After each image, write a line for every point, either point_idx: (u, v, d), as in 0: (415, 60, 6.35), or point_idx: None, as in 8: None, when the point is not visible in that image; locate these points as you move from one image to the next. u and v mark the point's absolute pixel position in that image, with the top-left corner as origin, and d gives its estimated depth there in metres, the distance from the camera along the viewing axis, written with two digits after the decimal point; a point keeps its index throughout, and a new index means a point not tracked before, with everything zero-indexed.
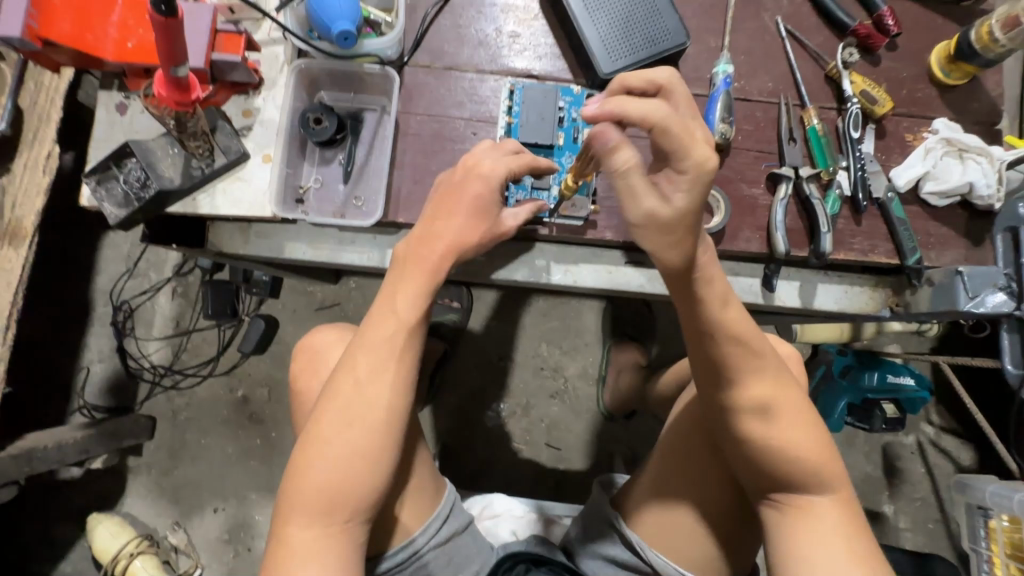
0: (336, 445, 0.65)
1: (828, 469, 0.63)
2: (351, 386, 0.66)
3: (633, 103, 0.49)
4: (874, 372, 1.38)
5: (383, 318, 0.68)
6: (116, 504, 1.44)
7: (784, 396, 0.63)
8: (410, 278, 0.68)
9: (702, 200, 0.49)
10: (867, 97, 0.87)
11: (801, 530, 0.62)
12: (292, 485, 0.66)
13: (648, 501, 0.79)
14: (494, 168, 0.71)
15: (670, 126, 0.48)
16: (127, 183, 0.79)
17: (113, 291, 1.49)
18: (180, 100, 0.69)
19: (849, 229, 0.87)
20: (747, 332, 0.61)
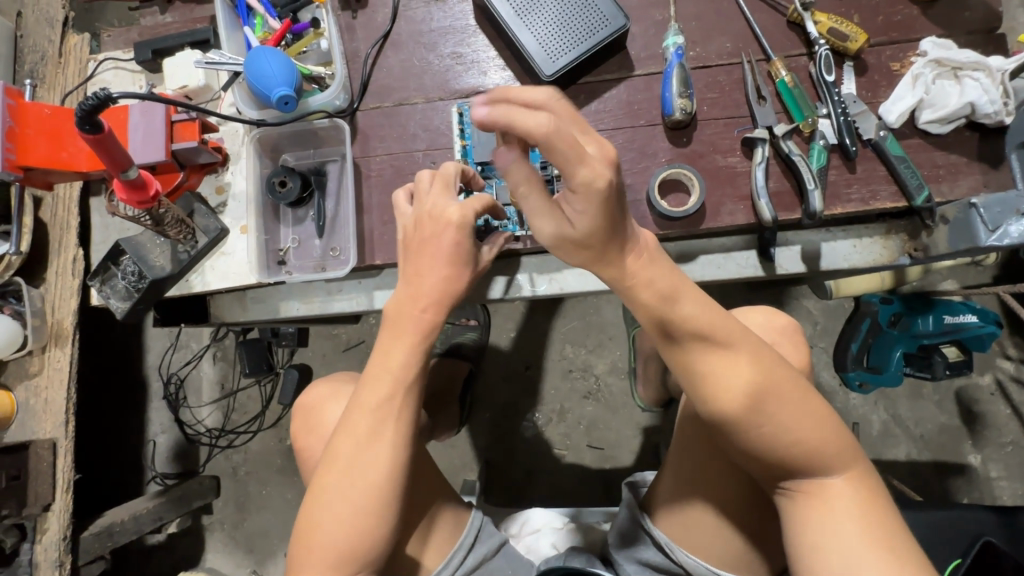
0: (347, 499, 0.65)
1: (833, 445, 0.60)
2: (356, 441, 0.66)
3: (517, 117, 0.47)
4: (927, 316, 1.26)
5: (379, 376, 0.67)
6: (199, 560, 1.55)
7: (775, 377, 0.59)
8: (398, 339, 0.67)
9: (602, 212, 0.51)
10: (837, 34, 0.80)
11: (810, 515, 0.60)
12: (306, 547, 0.66)
13: (670, 499, 0.78)
14: (463, 214, 0.67)
15: (555, 142, 0.47)
16: (125, 278, 0.85)
17: (162, 366, 1.60)
18: (142, 198, 0.74)
19: (843, 179, 0.80)
20: (716, 317, 0.58)
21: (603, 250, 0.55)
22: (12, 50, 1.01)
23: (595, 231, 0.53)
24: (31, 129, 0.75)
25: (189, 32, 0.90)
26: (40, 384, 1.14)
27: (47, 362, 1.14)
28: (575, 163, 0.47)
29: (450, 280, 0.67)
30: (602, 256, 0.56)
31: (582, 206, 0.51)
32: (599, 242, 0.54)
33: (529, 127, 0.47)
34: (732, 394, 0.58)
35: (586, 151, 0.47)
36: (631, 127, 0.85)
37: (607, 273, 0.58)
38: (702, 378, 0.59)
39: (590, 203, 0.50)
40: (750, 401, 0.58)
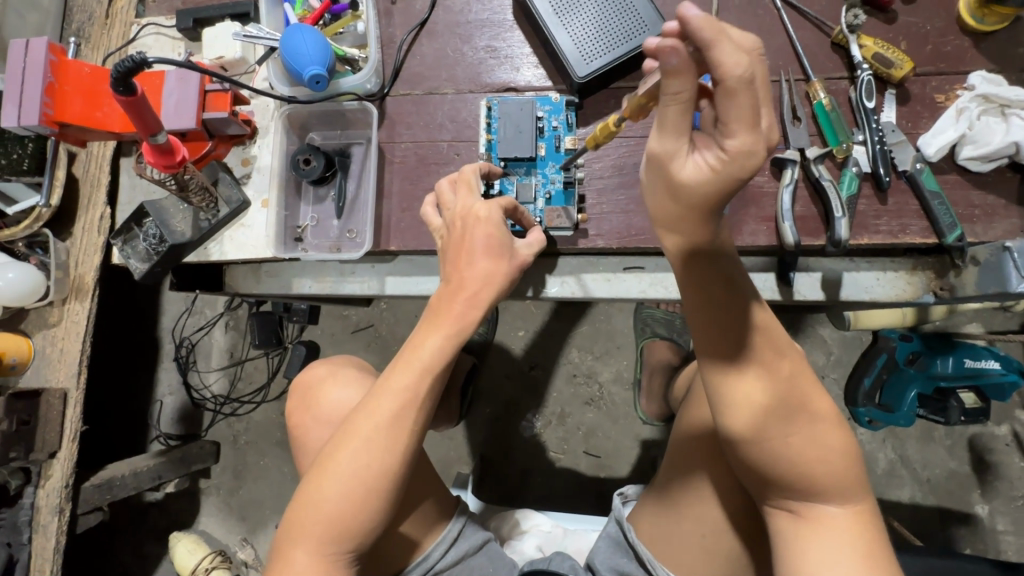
0: (342, 481, 0.65)
1: (843, 478, 0.59)
2: (362, 423, 0.66)
3: (727, 54, 0.44)
4: (948, 358, 1.24)
5: (407, 361, 0.67)
6: (193, 522, 1.58)
7: (798, 393, 0.60)
8: (433, 325, 0.68)
9: (727, 185, 0.50)
10: (881, 61, 0.77)
11: (803, 545, 0.59)
12: (294, 522, 0.67)
13: (659, 509, 0.78)
14: (489, 209, 0.70)
15: (743, 95, 0.45)
16: (146, 240, 0.87)
17: (176, 329, 1.64)
18: (168, 163, 0.75)
19: (873, 210, 0.78)
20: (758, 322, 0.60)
21: (688, 215, 0.55)
22: (62, 8, 1.04)
23: (706, 197, 0.51)
24: (70, 87, 0.77)
25: (231, 3, 0.92)
26: (58, 334, 1.17)
27: (66, 314, 1.17)
28: (744, 122, 0.46)
29: (489, 284, 0.68)
30: (678, 220, 0.56)
31: (715, 168, 0.49)
32: (695, 210, 0.54)
33: (721, 63, 0.44)
34: (746, 397, 0.59)
35: (761, 119, 0.46)
36: None
37: (670, 243, 0.59)
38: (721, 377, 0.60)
39: (726, 167, 0.49)
40: (767, 410, 0.59)
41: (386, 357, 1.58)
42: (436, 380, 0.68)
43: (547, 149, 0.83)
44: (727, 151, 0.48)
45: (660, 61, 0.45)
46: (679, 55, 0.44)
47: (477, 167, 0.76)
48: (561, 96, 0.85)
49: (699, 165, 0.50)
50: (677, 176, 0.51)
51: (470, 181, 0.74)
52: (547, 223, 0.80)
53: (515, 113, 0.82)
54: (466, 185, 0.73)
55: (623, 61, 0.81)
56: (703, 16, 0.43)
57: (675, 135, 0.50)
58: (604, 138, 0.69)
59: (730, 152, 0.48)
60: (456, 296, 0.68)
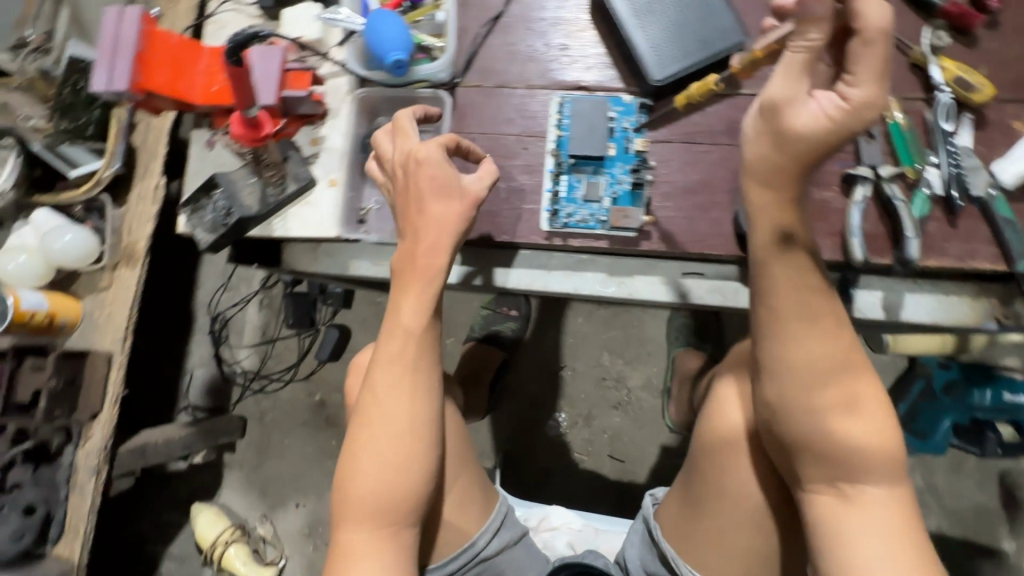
0: (381, 442, 0.67)
1: (889, 461, 0.62)
2: (380, 381, 0.69)
3: (868, 12, 0.53)
4: (986, 390, 1.19)
5: (391, 333, 0.70)
6: (214, 494, 1.60)
7: (851, 381, 0.63)
8: (409, 286, 0.69)
9: (836, 135, 0.57)
10: (962, 84, 0.77)
11: (845, 524, 0.63)
12: (342, 493, 0.69)
13: (695, 495, 0.82)
14: (428, 150, 0.69)
15: (874, 49, 0.53)
16: (214, 212, 0.88)
17: (211, 303, 1.66)
18: (253, 137, 0.84)
19: (941, 233, 0.77)
20: (818, 311, 0.63)
21: (785, 165, 0.61)
22: None
23: (812, 144, 0.58)
24: (157, 55, 0.78)
25: None
26: (107, 299, 1.19)
27: (118, 280, 1.18)
28: (868, 75, 0.54)
29: (454, 228, 0.68)
30: (775, 171, 0.62)
31: (828, 117, 0.56)
32: (794, 161, 0.60)
33: (862, 16, 0.53)
34: (799, 367, 0.63)
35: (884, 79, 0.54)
36: (727, 145, 0.84)
37: (756, 196, 0.65)
38: (778, 345, 0.64)
39: (840, 115, 0.56)
40: (820, 378, 0.62)
41: None
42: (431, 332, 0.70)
43: (617, 150, 0.84)
44: (849, 100, 0.55)
45: (801, 8, 0.53)
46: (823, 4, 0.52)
47: (411, 111, 0.74)
48: (633, 97, 0.86)
49: (814, 113, 0.57)
50: (790, 123, 0.58)
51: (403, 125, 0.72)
52: (613, 222, 0.82)
53: (595, 110, 0.83)
54: (401, 130, 0.72)
55: (724, 60, 0.83)
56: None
57: (796, 81, 0.57)
58: (699, 96, 0.81)
59: (848, 104, 0.55)
60: (420, 241, 0.68)
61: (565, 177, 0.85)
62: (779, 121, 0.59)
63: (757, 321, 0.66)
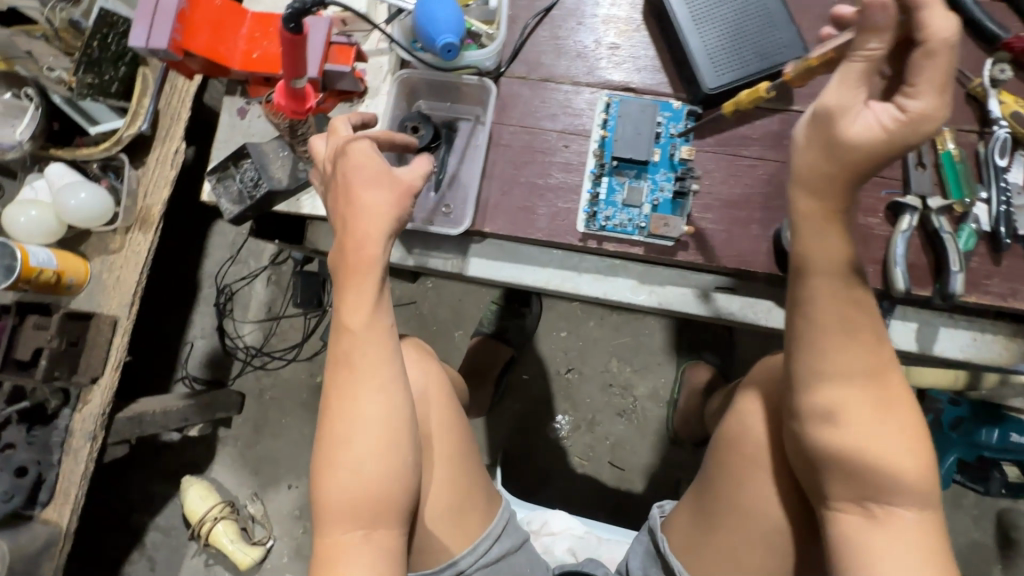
0: (363, 442, 0.64)
1: (921, 481, 0.61)
2: (353, 375, 0.65)
3: (937, 20, 0.50)
4: (995, 429, 1.21)
5: (350, 331, 0.65)
6: (205, 469, 1.57)
7: (887, 395, 0.62)
8: (353, 285, 0.65)
9: (895, 146, 0.54)
10: (1019, 120, 0.76)
11: (870, 544, 0.61)
12: (320, 496, 0.64)
13: (707, 512, 0.80)
14: (358, 144, 0.67)
15: (941, 58, 0.51)
16: (242, 182, 0.86)
17: (218, 275, 1.62)
18: (296, 109, 0.74)
19: (984, 269, 0.76)
20: (861, 324, 0.61)
21: (836, 177, 0.58)
22: None
23: (868, 156, 0.55)
24: (200, 17, 0.76)
25: None
26: (116, 262, 1.16)
27: (127, 244, 1.15)
28: (932, 85, 0.51)
29: (392, 222, 0.65)
30: (827, 184, 0.58)
31: (888, 127, 0.53)
32: (845, 172, 0.57)
33: (930, 24, 0.50)
34: (832, 376, 0.62)
35: (947, 88, 0.52)
36: (773, 161, 0.82)
37: (805, 205, 0.60)
38: (810, 352, 0.63)
39: (900, 127, 0.53)
40: (848, 388, 0.62)
41: (422, 336, 1.55)
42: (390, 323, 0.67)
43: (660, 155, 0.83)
44: (908, 112, 0.53)
45: (864, 16, 0.51)
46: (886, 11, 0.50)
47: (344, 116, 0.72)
48: (682, 104, 0.84)
49: (869, 124, 0.54)
50: (845, 131, 0.55)
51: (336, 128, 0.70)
52: (652, 229, 0.80)
53: (638, 113, 0.82)
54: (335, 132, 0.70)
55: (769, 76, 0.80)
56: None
57: (854, 90, 0.54)
58: (748, 103, 0.77)
59: (908, 115, 0.53)
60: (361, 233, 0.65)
61: (607, 179, 0.83)
62: (832, 130, 0.56)
63: (792, 329, 0.64)
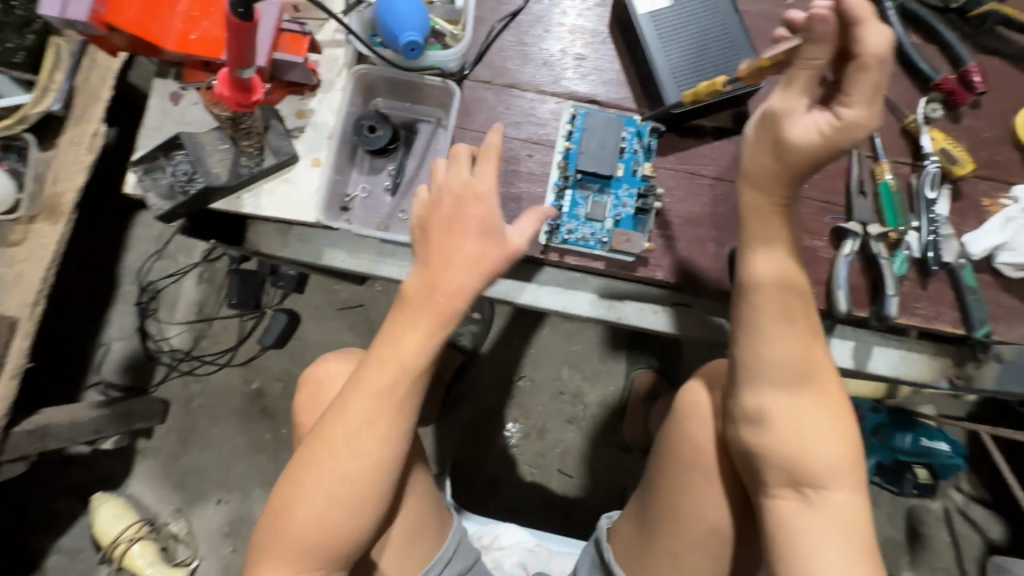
0: (323, 483, 0.65)
1: (846, 461, 0.66)
2: (344, 419, 0.65)
3: (873, 35, 0.55)
4: (907, 433, 1.32)
5: (387, 359, 0.65)
6: (121, 484, 1.43)
7: (819, 381, 0.67)
8: (420, 319, 0.65)
9: (827, 149, 0.61)
10: (947, 156, 0.83)
11: (805, 527, 0.64)
12: (276, 525, 0.66)
13: (644, 518, 0.80)
14: (488, 186, 0.64)
15: (872, 73, 0.56)
16: (173, 176, 0.78)
17: (141, 270, 1.48)
18: (242, 101, 0.67)
19: (913, 293, 0.82)
20: (795, 312, 0.67)
21: (778, 173, 0.66)
22: None
23: (806, 157, 0.63)
24: None
25: None
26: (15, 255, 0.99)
27: (32, 235, 0.99)
28: (862, 97, 0.57)
29: (466, 286, 0.64)
30: (772, 177, 0.66)
31: (822, 133, 0.60)
32: (784, 170, 0.65)
33: (864, 40, 0.55)
34: (774, 363, 0.67)
35: (877, 100, 0.58)
36: (730, 181, 0.84)
37: (750, 196, 0.69)
38: (755, 338, 0.68)
39: (830, 133, 0.60)
40: (790, 375, 0.66)
41: (370, 341, 1.49)
42: (414, 386, 0.66)
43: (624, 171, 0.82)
44: (841, 119, 0.59)
45: (809, 28, 0.57)
46: (828, 26, 0.56)
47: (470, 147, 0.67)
48: (645, 121, 0.84)
49: (809, 127, 0.61)
50: (787, 132, 0.63)
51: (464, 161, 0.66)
52: (615, 244, 0.80)
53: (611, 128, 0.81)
54: (456, 159, 0.66)
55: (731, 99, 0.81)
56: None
57: (798, 96, 0.61)
58: (707, 95, 0.76)
59: (841, 122, 0.59)
60: (434, 284, 0.64)
61: (570, 192, 0.82)
62: (778, 132, 0.63)
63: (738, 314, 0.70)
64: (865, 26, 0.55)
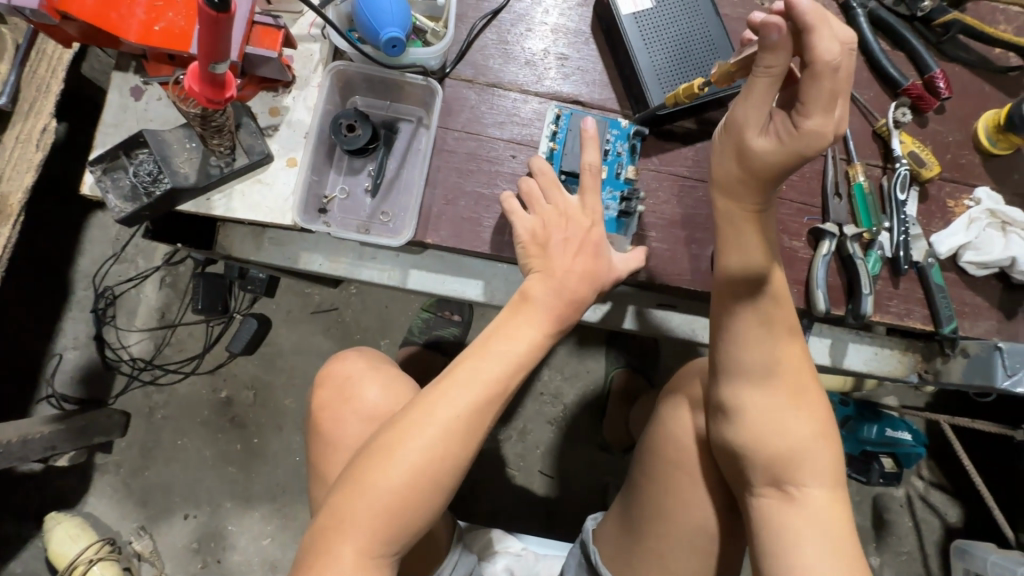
0: (414, 459, 0.60)
1: (825, 460, 0.66)
2: (449, 395, 0.62)
3: (823, 41, 0.52)
4: (874, 425, 1.36)
5: (504, 345, 0.65)
6: (78, 503, 1.34)
7: (799, 381, 0.68)
8: (536, 311, 0.68)
9: (789, 159, 0.59)
10: (915, 158, 0.86)
11: (790, 524, 0.64)
12: (347, 507, 0.59)
13: (631, 519, 0.78)
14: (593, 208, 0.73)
15: (827, 80, 0.53)
16: (136, 177, 0.73)
17: (96, 275, 1.39)
18: (213, 98, 0.62)
19: (886, 291, 0.85)
20: (772, 318, 0.68)
21: (746, 183, 0.63)
22: None
23: (771, 168, 0.60)
24: None
25: None
26: None
27: None
28: (819, 106, 0.54)
29: (573, 290, 0.70)
30: (741, 187, 0.64)
31: (785, 144, 0.58)
32: (749, 180, 0.63)
33: (815, 48, 0.52)
34: (756, 361, 0.68)
35: (836, 107, 0.55)
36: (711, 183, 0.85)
37: (721, 204, 0.67)
38: (735, 337, 0.69)
39: (790, 142, 0.57)
40: (771, 373, 0.68)
41: (346, 345, 1.44)
42: (521, 371, 0.66)
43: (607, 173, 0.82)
44: (800, 128, 0.56)
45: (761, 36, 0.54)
46: (781, 34, 0.53)
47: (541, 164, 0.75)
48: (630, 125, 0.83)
49: (769, 138, 0.59)
50: (751, 143, 0.60)
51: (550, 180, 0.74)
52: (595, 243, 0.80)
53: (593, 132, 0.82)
54: (547, 180, 0.74)
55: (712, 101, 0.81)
56: (812, 4, 0.52)
57: (759, 105, 0.58)
58: (683, 97, 0.75)
59: (801, 131, 0.56)
60: (546, 282, 0.69)
61: None
62: (742, 142, 0.61)
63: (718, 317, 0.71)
64: (818, 33, 0.52)
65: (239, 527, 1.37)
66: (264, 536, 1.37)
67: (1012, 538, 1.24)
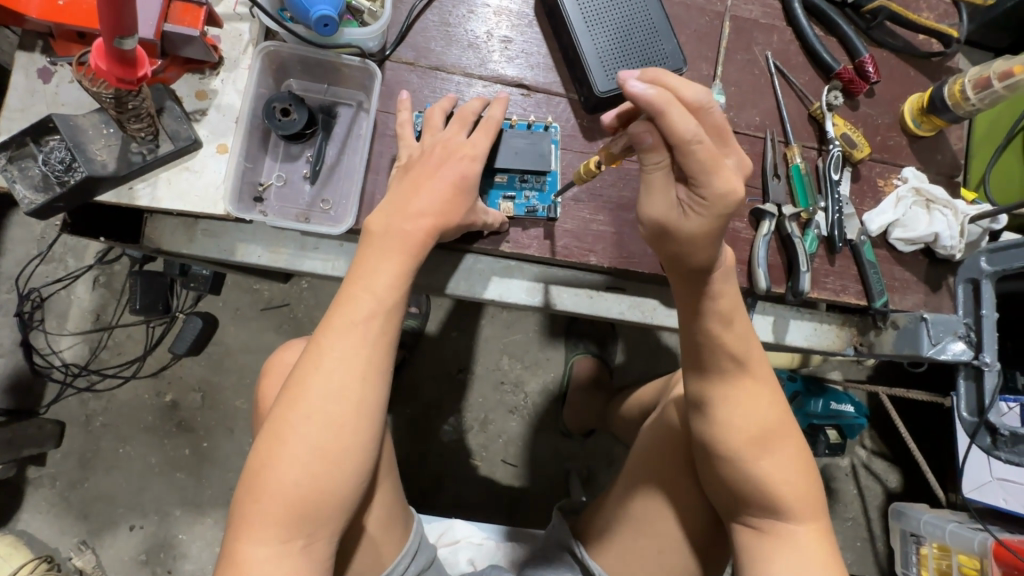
0: (310, 436, 0.58)
1: (808, 494, 0.66)
2: (327, 353, 0.60)
3: (677, 118, 0.51)
4: (819, 400, 1.41)
5: (357, 300, 0.62)
6: (10, 520, 1.26)
7: (775, 411, 0.68)
8: (389, 261, 0.64)
9: (719, 228, 0.58)
10: (847, 140, 0.89)
11: (770, 556, 0.65)
12: (255, 493, 0.58)
13: (614, 526, 0.81)
14: (476, 150, 0.70)
15: (701, 149, 0.52)
16: (47, 164, 0.67)
17: (21, 277, 1.30)
18: (123, 77, 0.58)
19: (823, 268, 0.88)
20: (745, 353, 0.67)
21: (680, 259, 0.63)
22: None
23: (699, 243, 0.59)
24: None
25: None
26: None
27: None
28: (706, 176, 0.54)
29: (430, 231, 0.66)
30: (683, 261, 0.63)
31: (702, 216, 0.57)
32: (683, 256, 0.62)
33: (676, 126, 0.51)
34: (732, 401, 0.67)
35: (724, 168, 0.54)
36: None
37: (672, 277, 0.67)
38: (712, 376, 0.68)
39: (706, 214, 0.57)
40: (747, 412, 0.67)
41: None
42: (384, 330, 0.62)
43: (508, 179, 0.82)
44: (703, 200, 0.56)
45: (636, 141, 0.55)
46: (652, 135, 0.54)
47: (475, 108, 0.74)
48: (554, 124, 0.83)
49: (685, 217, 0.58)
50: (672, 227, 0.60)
51: (468, 122, 0.73)
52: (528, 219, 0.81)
53: (507, 141, 0.79)
54: (461, 120, 0.73)
55: None
56: (651, 93, 0.51)
57: (665, 191, 0.58)
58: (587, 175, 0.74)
59: (705, 203, 0.56)
60: (400, 223, 0.65)
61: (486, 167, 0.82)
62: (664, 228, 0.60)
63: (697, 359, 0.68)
64: (670, 115, 0.51)
65: (190, 535, 1.31)
66: (217, 542, 1.31)
67: (943, 498, 1.31)
